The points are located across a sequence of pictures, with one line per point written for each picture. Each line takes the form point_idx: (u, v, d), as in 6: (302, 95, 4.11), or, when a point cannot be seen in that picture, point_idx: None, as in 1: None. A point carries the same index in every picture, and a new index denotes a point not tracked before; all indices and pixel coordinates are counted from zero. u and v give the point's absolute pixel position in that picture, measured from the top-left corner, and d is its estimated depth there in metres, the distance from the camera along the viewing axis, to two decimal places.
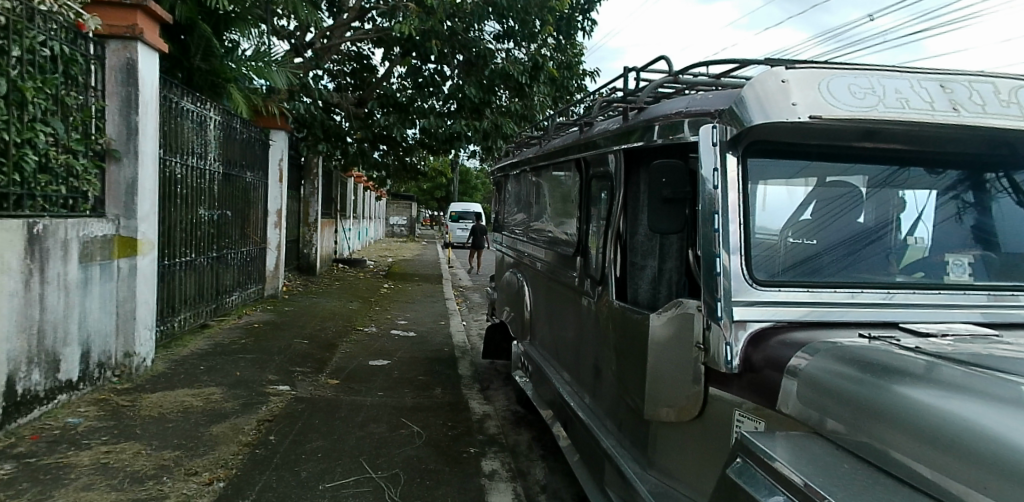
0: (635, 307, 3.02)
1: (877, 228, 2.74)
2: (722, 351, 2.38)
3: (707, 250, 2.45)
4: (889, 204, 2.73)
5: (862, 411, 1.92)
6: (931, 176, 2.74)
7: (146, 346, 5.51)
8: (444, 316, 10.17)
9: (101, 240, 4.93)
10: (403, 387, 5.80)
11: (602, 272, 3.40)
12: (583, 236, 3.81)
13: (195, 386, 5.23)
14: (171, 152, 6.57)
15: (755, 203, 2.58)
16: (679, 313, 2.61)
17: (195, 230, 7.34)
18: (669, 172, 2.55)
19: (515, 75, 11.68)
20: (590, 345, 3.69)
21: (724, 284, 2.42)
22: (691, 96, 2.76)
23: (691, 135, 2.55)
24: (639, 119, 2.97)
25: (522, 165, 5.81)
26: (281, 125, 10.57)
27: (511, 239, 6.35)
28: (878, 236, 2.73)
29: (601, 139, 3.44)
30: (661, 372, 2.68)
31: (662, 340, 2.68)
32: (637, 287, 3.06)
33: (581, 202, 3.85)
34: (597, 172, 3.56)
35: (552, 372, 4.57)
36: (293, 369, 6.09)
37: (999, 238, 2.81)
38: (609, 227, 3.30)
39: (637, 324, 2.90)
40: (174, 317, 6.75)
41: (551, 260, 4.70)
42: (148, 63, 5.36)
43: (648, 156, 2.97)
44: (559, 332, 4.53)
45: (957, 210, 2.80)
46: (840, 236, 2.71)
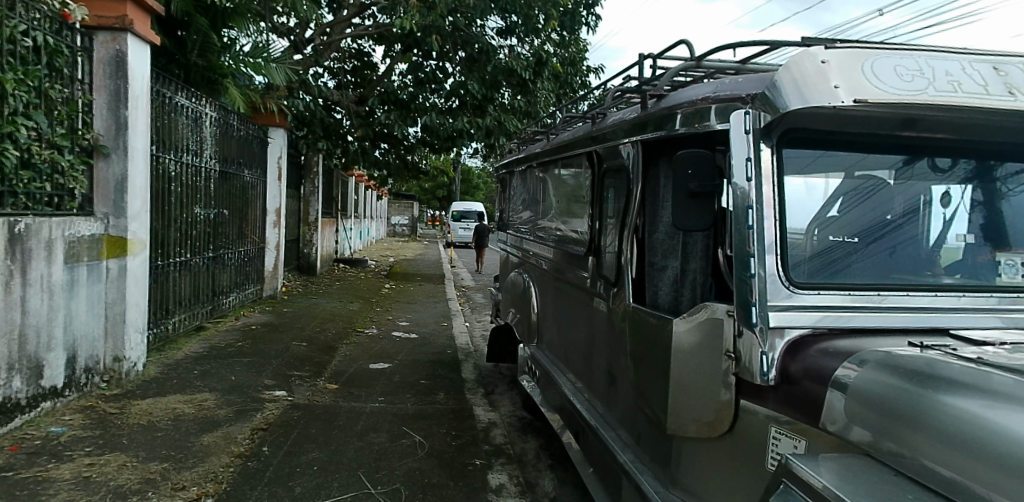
0: (655, 311, 2.80)
1: (885, 219, 2.51)
2: (757, 360, 2.15)
3: (740, 249, 2.19)
4: (900, 197, 2.49)
5: (898, 422, 1.75)
6: (935, 174, 2.49)
7: (137, 350, 5.29)
8: (446, 317, 9.95)
9: (88, 239, 4.71)
10: (404, 392, 5.58)
11: (617, 273, 3.18)
12: (594, 234, 3.59)
13: (187, 391, 5.01)
14: (165, 148, 6.34)
15: (790, 197, 2.34)
16: (708, 318, 2.38)
17: (190, 229, 7.13)
18: (695, 164, 2.32)
19: (518, 71, 11.45)
20: (602, 351, 3.48)
21: (759, 286, 2.17)
22: (717, 81, 2.53)
23: (720, 123, 2.32)
24: (659, 108, 2.74)
25: (528, 161, 5.58)
26: (280, 122, 10.36)
27: (516, 238, 6.12)
28: (891, 224, 2.51)
29: (615, 131, 3.21)
30: (685, 383, 2.46)
31: (686, 347, 2.45)
32: (657, 289, 2.84)
33: (593, 198, 3.62)
34: (611, 167, 3.32)
35: (561, 377, 4.34)
36: (290, 373, 5.88)
37: (1010, 238, 2.58)
38: (625, 225, 3.07)
39: (658, 330, 2.68)
40: (168, 319, 6.54)
41: (560, 260, 4.48)
42: (138, 56, 5.13)
43: (669, 147, 2.74)
44: (568, 335, 4.30)
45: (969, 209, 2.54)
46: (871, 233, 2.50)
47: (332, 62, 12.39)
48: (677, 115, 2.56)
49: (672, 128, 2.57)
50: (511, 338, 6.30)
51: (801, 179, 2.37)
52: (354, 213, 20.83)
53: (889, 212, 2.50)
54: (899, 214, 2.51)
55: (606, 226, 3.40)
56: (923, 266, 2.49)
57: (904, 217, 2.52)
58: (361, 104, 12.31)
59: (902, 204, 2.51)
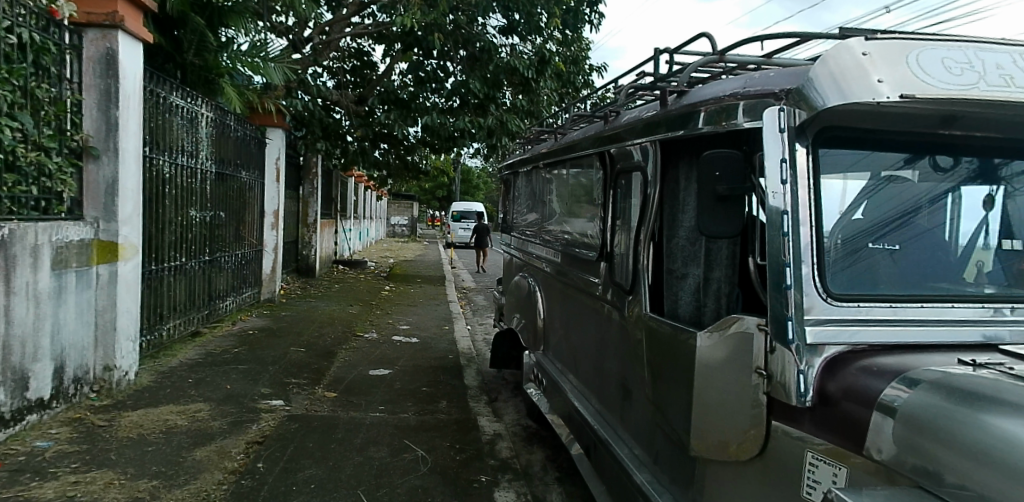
0: (676, 322, 2.63)
1: (900, 221, 2.30)
2: (794, 379, 1.97)
3: (775, 258, 2.02)
4: (894, 198, 2.27)
5: (945, 448, 1.59)
6: (937, 174, 2.28)
7: (129, 358, 5.11)
8: (448, 321, 9.77)
9: (78, 244, 4.52)
10: (405, 401, 5.40)
11: (631, 279, 3.01)
12: (606, 239, 3.42)
13: (180, 402, 4.83)
14: (159, 149, 6.14)
15: (826, 201, 2.16)
16: (736, 332, 2.20)
17: (186, 233, 6.94)
18: (723, 164, 2.14)
19: (520, 69, 11.27)
20: (614, 361, 3.30)
21: (796, 297, 2.00)
22: (745, 76, 2.35)
23: (750, 121, 2.14)
24: (680, 105, 2.57)
25: (533, 162, 5.40)
26: (278, 123, 10.29)
27: (520, 240, 5.94)
28: (910, 226, 2.31)
29: (630, 130, 3.03)
30: (710, 401, 2.28)
31: (712, 362, 2.28)
32: (678, 299, 2.66)
33: (606, 200, 3.45)
34: (625, 168, 3.14)
35: (569, 386, 4.15)
36: (288, 381, 5.70)
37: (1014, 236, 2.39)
38: (641, 229, 2.90)
39: (679, 342, 2.50)
40: (163, 325, 6.36)
41: (568, 265, 4.30)
42: (131, 54, 4.94)
43: (691, 147, 2.57)
44: (576, 342, 4.11)
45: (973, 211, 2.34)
46: (908, 238, 2.30)
47: (331, 61, 12.21)
48: (701, 112, 2.38)
49: (696, 126, 2.40)
50: (515, 343, 6.11)
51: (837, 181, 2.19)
52: (353, 214, 20.65)
53: (891, 212, 2.28)
54: (900, 215, 2.30)
55: (620, 230, 3.22)
56: (954, 274, 2.30)
57: (901, 218, 2.30)
58: (361, 104, 12.12)
59: (900, 206, 2.29)
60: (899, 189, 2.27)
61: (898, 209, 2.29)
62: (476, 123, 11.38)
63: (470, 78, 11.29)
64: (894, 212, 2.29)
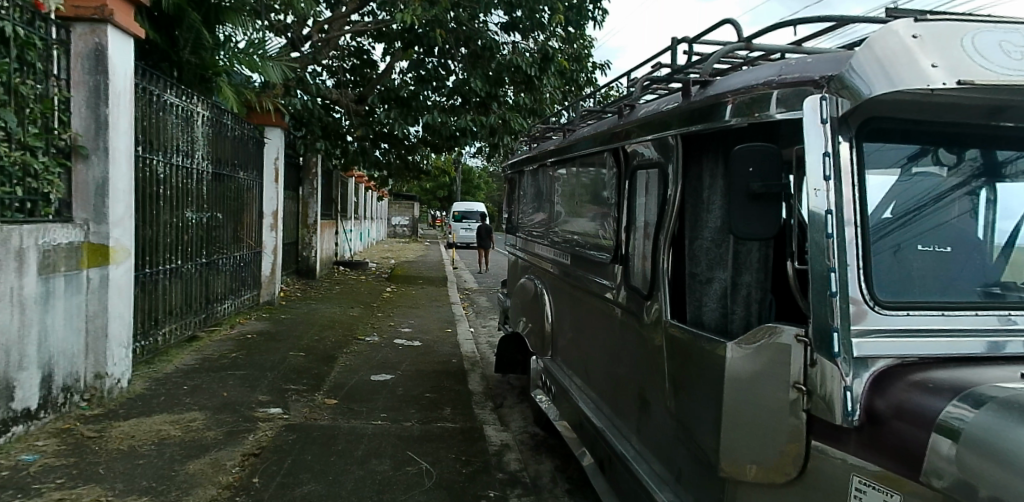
0: (701, 331, 2.44)
1: (920, 226, 2.06)
2: (840, 397, 1.79)
3: (818, 263, 1.83)
4: (884, 194, 2.00)
5: (994, 465, 1.43)
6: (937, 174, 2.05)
7: (121, 366, 4.93)
8: (451, 323, 9.57)
9: (66, 248, 4.33)
10: (408, 408, 5.22)
11: (650, 283, 2.82)
12: (620, 240, 3.23)
13: (175, 410, 4.65)
14: (153, 149, 5.95)
15: (870, 200, 1.96)
16: (771, 343, 2.01)
17: (182, 235, 6.75)
18: (757, 159, 1.95)
19: (523, 67, 11.09)
20: (630, 371, 3.10)
21: (841, 305, 1.82)
22: (779, 63, 2.16)
23: (783, 114, 1.97)
24: (706, 95, 2.38)
25: (540, 160, 5.21)
26: (276, 121, 10.02)
27: (526, 240, 5.75)
28: (929, 230, 2.07)
29: (650, 124, 2.84)
30: (742, 418, 2.10)
31: (744, 376, 2.09)
32: (703, 305, 2.48)
33: (620, 199, 3.26)
34: (642, 165, 2.96)
35: (578, 394, 3.96)
36: (286, 388, 5.52)
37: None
38: (660, 230, 2.71)
39: (706, 354, 2.32)
40: (158, 331, 6.17)
41: (576, 267, 4.10)
42: (121, 50, 4.75)
43: (719, 141, 2.38)
44: (586, 348, 3.92)
45: (969, 208, 2.09)
46: (939, 240, 2.08)
47: (331, 60, 12.00)
48: (728, 104, 2.21)
49: (722, 118, 2.22)
50: (521, 347, 5.92)
51: (881, 177, 1.99)
52: (354, 214, 20.46)
53: (885, 210, 2.00)
54: (894, 213, 2.02)
55: (636, 231, 3.03)
56: (979, 279, 2.07)
57: (896, 219, 2.03)
58: (361, 104, 11.95)
59: (892, 202, 2.01)
60: (890, 185, 2.00)
61: (892, 206, 2.01)
62: (478, 121, 11.16)
63: (471, 75, 11.08)
64: (889, 209, 2.00)
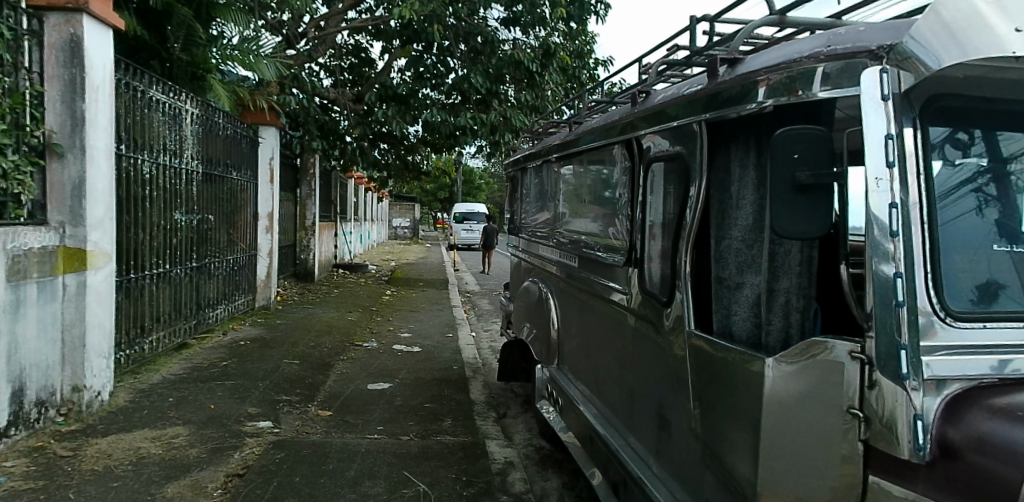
0: (731, 343, 2.16)
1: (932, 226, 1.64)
2: (909, 428, 1.49)
3: (882, 267, 1.54)
4: (939, 179, 1.66)
5: None
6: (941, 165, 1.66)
7: (102, 378, 4.64)
8: (452, 327, 9.27)
9: (39, 252, 4.04)
10: (406, 420, 4.94)
11: (668, 288, 2.52)
12: (634, 241, 2.94)
13: (157, 425, 4.37)
14: (137, 148, 5.67)
15: (937, 188, 1.65)
16: (821, 360, 1.72)
17: (171, 238, 6.48)
18: (803, 144, 1.67)
19: (524, 62, 10.81)
20: (647, 385, 2.80)
21: (909, 318, 1.54)
22: (825, 34, 1.88)
23: (829, 93, 1.69)
24: (736, 75, 2.10)
25: (544, 156, 4.91)
26: (271, 120, 9.63)
27: (529, 241, 5.47)
28: (939, 228, 1.65)
29: (670, 111, 2.55)
30: (788, 445, 1.81)
31: (790, 397, 1.81)
32: (733, 313, 2.19)
33: (632, 195, 2.98)
34: (659, 157, 2.66)
35: (586, 408, 3.68)
36: (278, 399, 5.24)
37: None
38: (680, 229, 2.42)
39: (740, 371, 2.03)
40: (144, 339, 5.89)
41: (584, 269, 3.81)
42: (98, 42, 4.47)
43: (754, 126, 2.09)
44: (596, 357, 3.63)
45: (973, 205, 1.70)
46: (951, 241, 1.67)
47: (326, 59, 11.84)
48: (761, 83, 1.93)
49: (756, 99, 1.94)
50: (524, 353, 5.64)
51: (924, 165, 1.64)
52: (354, 216, 20.21)
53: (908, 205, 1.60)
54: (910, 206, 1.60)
55: (652, 231, 2.74)
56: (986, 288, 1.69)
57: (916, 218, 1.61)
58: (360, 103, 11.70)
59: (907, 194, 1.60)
60: (941, 175, 1.66)
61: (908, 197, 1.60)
62: (478, 119, 10.87)
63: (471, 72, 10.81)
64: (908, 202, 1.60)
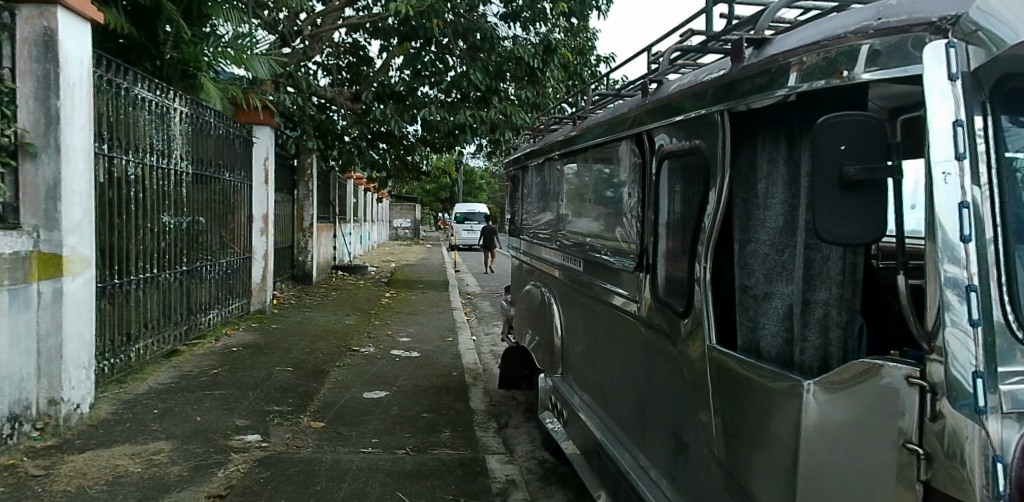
0: (760, 361, 1.91)
1: (986, 229, 1.35)
2: (982, 467, 1.25)
3: (953, 275, 1.31)
4: (1007, 177, 1.39)
5: None
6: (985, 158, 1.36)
7: (82, 389, 4.40)
8: (452, 331, 9.01)
9: (11, 258, 3.80)
10: (402, 431, 4.70)
11: (685, 298, 2.27)
12: (646, 245, 2.69)
13: (138, 440, 4.14)
14: (121, 147, 5.42)
15: (1008, 189, 1.39)
16: (870, 385, 1.48)
17: (158, 242, 6.24)
18: (851, 132, 1.43)
19: (525, 58, 10.52)
20: (663, 402, 2.54)
21: (983, 339, 1.30)
22: (871, 7, 1.64)
23: (874, 75, 1.47)
24: (764, 56, 1.86)
25: (546, 153, 4.66)
26: (264, 119, 9.37)
27: (530, 243, 5.24)
28: (987, 232, 1.35)
29: (686, 101, 2.30)
30: (832, 482, 1.56)
31: (835, 428, 1.56)
32: (762, 327, 1.94)
33: (643, 194, 2.73)
34: (673, 153, 2.40)
35: (594, 423, 3.41)
36: (268, 409, 5.01)
37: None
38: (698, 231, 2.17)
39: (773, 394, 1.77)
40: (131, 346, 5.66)
41: (589, 274, 3.56)
42: (75, 36, 4.24)
43: (784, 114, 1.85)
44: (602, 367, 3.37)
45: (1008, 204, 1.39)
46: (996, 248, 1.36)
47: (324, 58, 11.72)
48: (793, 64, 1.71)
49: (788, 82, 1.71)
50: (526, 360, 5.41)
51: (990, 160, 1.37)
52: (354, 216, 20.01)
53: (977, 206, 1.34)
54: (978, 207, 1.34)
55: (666, 235, 2.48)
56: None
57: (978, 221, 1.34)
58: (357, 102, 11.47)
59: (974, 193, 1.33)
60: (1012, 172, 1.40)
61: (976, 196, 1.33)
62: (478, 117, 10.62)
63: (470, 69, 10.59)
64: (977, 201, 1.34)
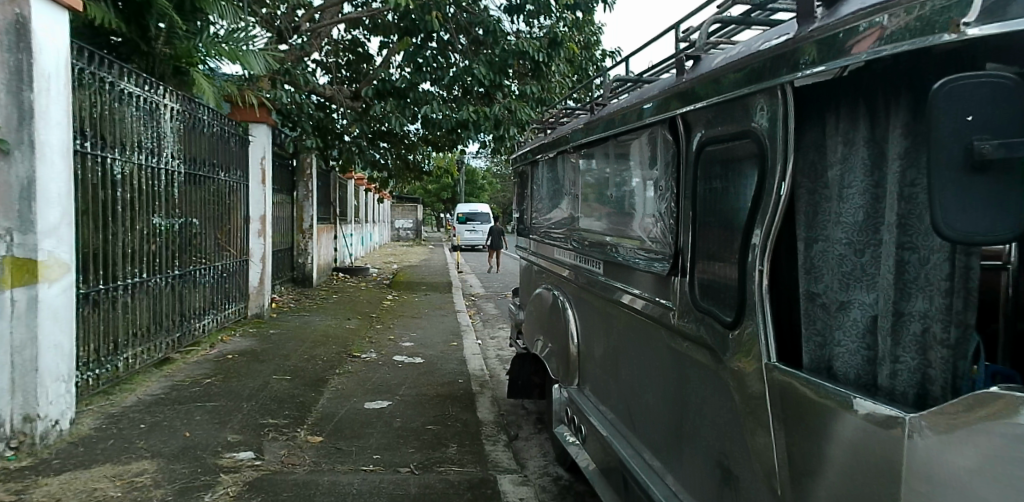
0: (832, 385, 1.59)
1: None
2: None
3: None
4: None
5: None
6: None
7: (61, 405, 4.10)
8: (457, 335, 8.68)
9: None
10: (406, 446, 4.40)
11: (734, 306, 1.96)
12: (682, 245, 2.36)
13: (120, 460, 3.84)
14: (105, 145, 5.09)
15: None
16: (997, 426, 1.16)
17: (149, 244, 5.94)
18: (977, 100, 1.11)
19: (530, 52, 10.18)
20: (706, 425, 2.21)
21: None
22: None
23: (996, 27, 1.17)
24: (838, 15, 1.53)
25: (560, 146, 4.33)
26: (260, 117, 8.98)
27: (541, 242, 4.93)
28: None
29: (731, 77, 1.97)
30: None
31: (943, 480, 1.24)
32: (837, 344, 1.63)
33: (677, 185, 2.41)
34: (720, 137, 2.08)
35: (617, 440, 3.08)
36: (264, 423, 4.70)
37: None
38: (751, 226, 1.85)
39: (856, 429, 1.44)
40: (119, 355, 5.37)
41: (610, 276, 3.24)
42: (50, 24, 3.92)
43: (868, 85, 1.54)
44: (626, 379, 3.04)
45: None
46: None
47: (323, 56, 11.43)
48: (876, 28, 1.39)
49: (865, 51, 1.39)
50: (537, 367, 5.10)
51: None
52: (355, 217, 19.68)
53: None
54: None
55: (708, 232, 2.16)
56: None
57: None
58: (357, 100, 11.16)
59: None
60: None
61: None
62: (482, 113, 10.28)
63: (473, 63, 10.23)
64: None
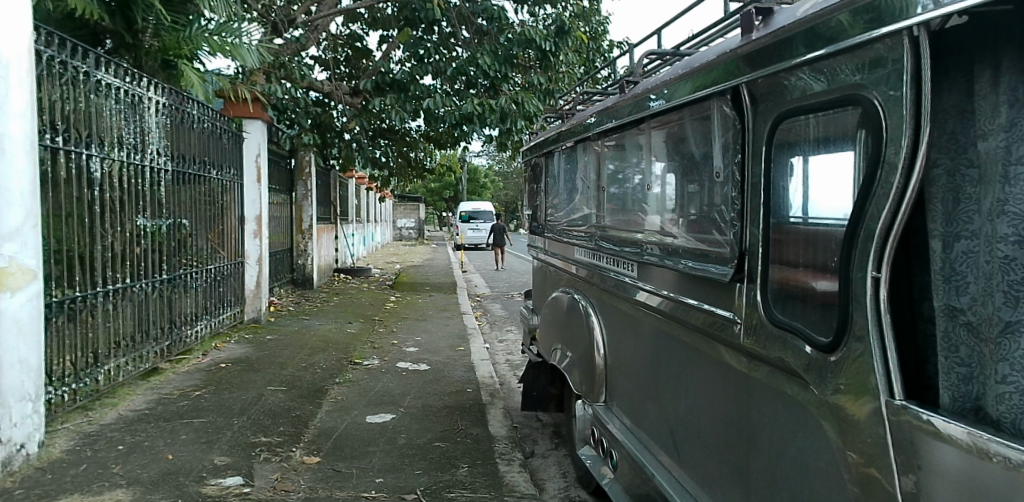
0: (970, 425, 1.20)
1: None
2: None
3: None
4: None
5: None
6: None
7: (28, 426, 3.69)
8: (463, 339, 8.26)
9: None
10: (411, 467, 3.99)
11: (837, 324, 1.53)
12: (752, 246, 1.93)
13: (91, 489, 3.43)
14: (79, 140, 4.66)
15: None
16: None
17: (132, 248, 5.52)
18: None
19: (537, 40, 9.73)
20: (787, 467, 1.75)
21: None
22: None
23: None
24: None
25: (579, 134, 3.91)
26: (255, 112, 8.56)
27: (557, 240, 4.50)
28: None
29: (821, 29, 1.55)
30: None
31: None
32: (1001, 382, 1.22)
33: (743, 171, 1.98)
34: (814, 107, 1.64)
35: (655, 469, 2.65)
36: (255, 442, 4.29)
37: None
38: (860, 217, 1.42)
39: (1005, 484, 1.07)
40: (99, 369, 4.96)
41: (644, 278, 2.81)
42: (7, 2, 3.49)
43: None
44: (667, 399, 2.60)
45: None
46: None
47: (321, 51, 11.02)
48: None
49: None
50: (553, 377, 4.69)
51: None
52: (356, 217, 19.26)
53: None
54: None
55: (795, 229, 1.73)
56: None
57: None
58: (357, 96, 10.73)
59: None
60: None
61: None
62: (486, 105, 9.83)
63: (477, 53, 9.80)
64: None
